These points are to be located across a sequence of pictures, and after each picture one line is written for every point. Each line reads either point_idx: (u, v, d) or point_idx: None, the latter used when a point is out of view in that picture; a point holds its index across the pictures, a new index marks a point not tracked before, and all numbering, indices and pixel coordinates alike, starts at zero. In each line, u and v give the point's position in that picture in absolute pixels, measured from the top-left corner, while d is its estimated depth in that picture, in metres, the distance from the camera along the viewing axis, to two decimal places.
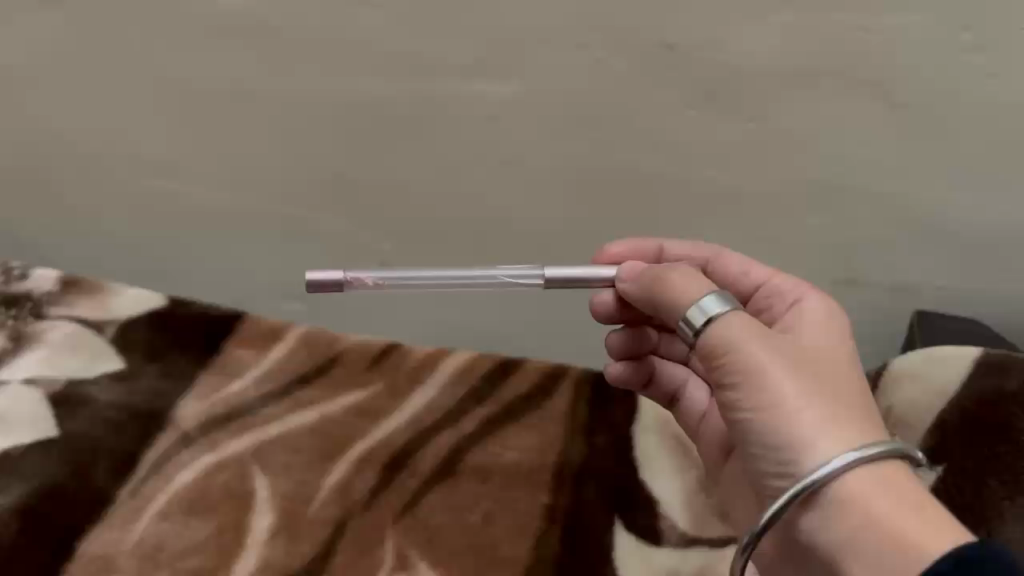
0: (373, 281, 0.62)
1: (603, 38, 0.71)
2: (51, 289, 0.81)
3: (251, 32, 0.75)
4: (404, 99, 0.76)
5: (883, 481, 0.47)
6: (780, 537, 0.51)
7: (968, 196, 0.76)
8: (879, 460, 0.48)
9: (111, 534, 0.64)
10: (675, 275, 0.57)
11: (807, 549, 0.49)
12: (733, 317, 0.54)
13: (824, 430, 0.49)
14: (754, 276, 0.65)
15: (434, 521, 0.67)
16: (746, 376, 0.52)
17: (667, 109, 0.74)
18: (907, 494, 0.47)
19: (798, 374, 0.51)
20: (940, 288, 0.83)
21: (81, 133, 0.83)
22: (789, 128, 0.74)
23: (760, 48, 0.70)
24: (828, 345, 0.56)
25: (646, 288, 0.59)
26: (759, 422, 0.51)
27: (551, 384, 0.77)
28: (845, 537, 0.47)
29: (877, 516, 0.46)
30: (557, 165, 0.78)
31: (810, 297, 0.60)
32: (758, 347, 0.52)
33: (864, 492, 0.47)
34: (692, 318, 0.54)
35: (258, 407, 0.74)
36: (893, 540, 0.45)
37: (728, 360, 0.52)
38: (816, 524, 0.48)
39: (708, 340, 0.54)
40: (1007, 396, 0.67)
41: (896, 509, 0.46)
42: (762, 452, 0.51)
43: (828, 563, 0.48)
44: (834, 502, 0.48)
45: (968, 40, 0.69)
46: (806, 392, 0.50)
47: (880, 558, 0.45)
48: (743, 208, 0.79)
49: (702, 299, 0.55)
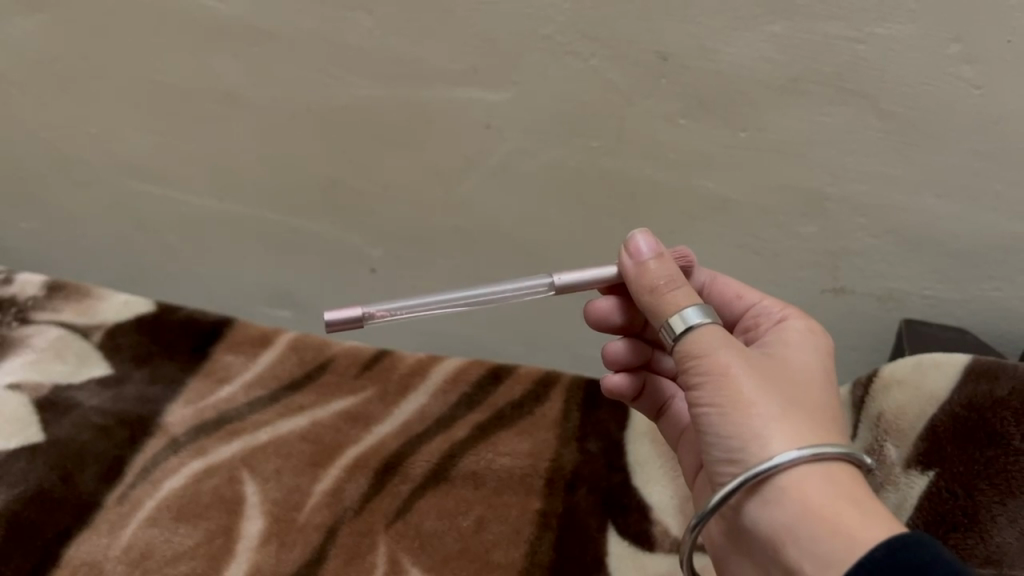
0: (391, 312, 0.55)
1: (591, 44, 0.64)
2: (34, 294, 0.80)
3: (231, 36, 0.70)
4: (393, 105, 0.71)
5: (827, 473, 0.42)
6: (729, 524, 0.46)
7: (962, 207, 0.66)
8: (825, 456, 0.42)
9: (99, 540, 0.62)
10: (664, 279, 0.50)
11: (751, 538, 0.44)
12: (711, 328, 0.48)
13: (778, 431, 0.44)
14: (745, 300, 0.58)
15: (425, 527, 0.64)
16: (712, 379, 0.46)
17: (656, 116, 0.66)
18: (852, 487, 0.42)
19: (763, 384, 0.46)
20: (927, 296, 0.73)
21: (66, 137, 0.82)
22: (778, 137, 0.66)
23: (751, 54, 0.61)
24: (802, 362, 0.50)
25: (635, 285, 0.51)
26: (716, 423, 0.45)
27: (542, 390, 0.74)
28: (786, 526, 0.42)
29: (815, 505, 0.41)
30: (545, 173, 0.72)
31: (800, 318, 0.54)
32: (729, 353, 0.46)
33: (809, 483, 0.42)
34: (672, 326, 0.48)
35: (244, 414, 0.72)
36: (829, 529, 0.40)
37: (698, 364, 0.47)
38: (759, 511, 0.43)
39: (684, 348, 0.48)
40: (996, 402, 0.59)
41: (838, 499, 0.41)
42: (713, 449, 0.46)
43: (770, 553, 0.43)
44: (780, 492, 0.42)
45: (957, 53, 0.58)
46: (768, 398, 0.45)
47: (815, 547, 0.40)
48: (738, 216, 0.71)
49: (685, 308, 0.48)
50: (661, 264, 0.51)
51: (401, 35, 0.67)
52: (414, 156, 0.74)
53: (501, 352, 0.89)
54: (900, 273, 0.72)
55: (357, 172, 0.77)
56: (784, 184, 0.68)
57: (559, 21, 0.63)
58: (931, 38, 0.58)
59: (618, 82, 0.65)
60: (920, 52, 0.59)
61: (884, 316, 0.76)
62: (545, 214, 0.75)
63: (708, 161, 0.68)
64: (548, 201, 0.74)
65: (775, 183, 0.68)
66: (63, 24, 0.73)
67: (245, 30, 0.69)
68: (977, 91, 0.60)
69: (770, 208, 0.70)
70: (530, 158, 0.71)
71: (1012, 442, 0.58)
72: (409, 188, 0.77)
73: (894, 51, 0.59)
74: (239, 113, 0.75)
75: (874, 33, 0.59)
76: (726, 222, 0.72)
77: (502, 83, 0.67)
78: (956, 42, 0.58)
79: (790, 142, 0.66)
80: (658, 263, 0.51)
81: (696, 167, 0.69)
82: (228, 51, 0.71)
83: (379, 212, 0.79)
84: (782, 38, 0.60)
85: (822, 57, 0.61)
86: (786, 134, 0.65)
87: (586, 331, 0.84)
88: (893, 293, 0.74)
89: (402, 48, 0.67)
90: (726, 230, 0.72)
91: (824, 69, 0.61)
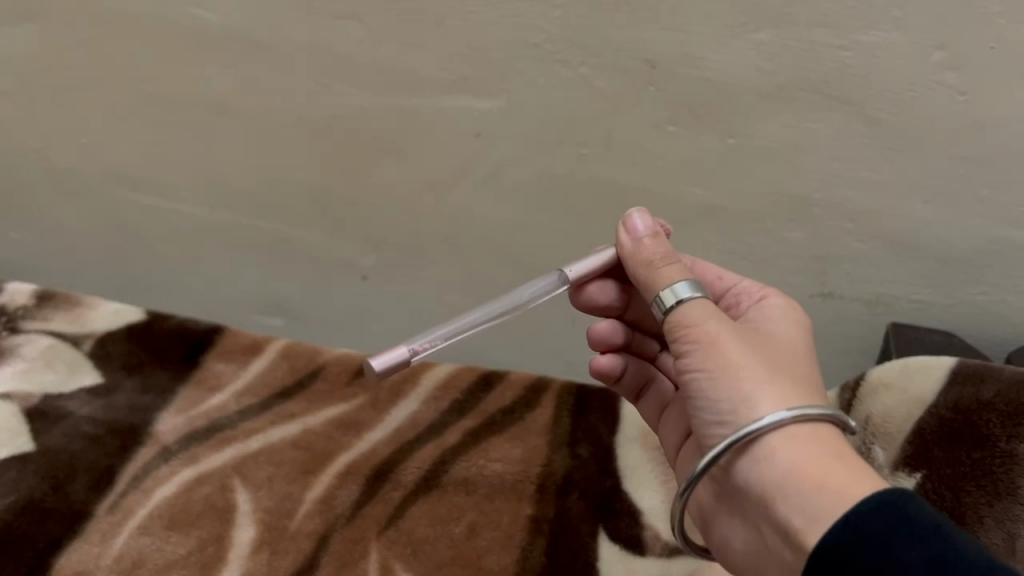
0: (438, 346, 0.55)
1: (580, 52, 0.64)
2: (24, 304, 0.80)
3: (222, 46, 0.70)
4: (384, 114, 0.71)
5: (815, 433, 0.44)
6: (720, 486, 0.48)
7: (948, 212, 0.67)
8: (812, 416, 0.44)
9: (90, 550, 0.62)
10: (659, 255, 0.53)
11: (741, 497, 0.46)
12: (701, 302, 0.49)
13: (765, 393, 0.46)
14: (728, 280, 0.58)
15: (418, 533, 0.64)
16: (702, 347, 0.48)
17: (645, 123, 0.67)
18: (837, 447, 0.44)
19: (750, 350, 0.48)
20: (914, 300, 0.74)
21: (56, 146, 0.82)
22: (765, 145, 0.66)
23: (738, 62, 0.62)
24: (786, 334, 0.52)
25: (631, 260, 0.54)
26: (706, 388, 0.47)
27: (533, 396, 0.74)
28: (777, 482, 0.43)
29: (802, 463, 0.43)
30: (535, 181, 0.73)
31: (781, 296, 0.56)
32: (719, 324, 0.48)
33: (796, 444, 0.44)
34: (663, 300, 0.50)
35: (235, 423, 0.72)
36: (815, 486, 0.41)
37: (687, 334, 0.48)
38: (749, 470, 0.45)
39: (675, 319, 0.49)
40: (983, 405, 0.60)
41: (825, 457, 0.43)
42: (703, 413, 0.48)
43: (762, 511, 0.44)
44: (769, 451, 0.44)
45: (941, 60, 0.59)
46: (755, 364, 0.47)
47: (804, 501, 0.41)
48: (727, 222, 0.72)
49: (677, 282, 0.50)
50: (654, 243, 0.54)
51: (391, 43, 0.67)
52: (404, 164, 0.74)
53: (493, 359, 0.89)
54: (887, 278, 0.73)
55: (347, 181, 0.77)
56: (773, 190, 0.69)
57: (548, 29, 0.64)
58: (915, 45, 0.59)
59: (607, 90, 0.66)
60: (904, 59, 0.60)
61: (873, 321, 0.76)
62: (534, 221, 0.76)
63: (697, 169, 0.69)
64: (538, 208, 0.75)
65: (763, 190, 0.69)
66: (52, 33, 0.73)
67: (235, 39, 0.70)
68: (961, 98, 0.61)
69: (759, 214, 0.71)
70: (520, 165, 0.72)
71: (998, 446, 0.59)
72: (400, 196, 0.77)
73: (879, 59, 0.60)
74: (230, 121, 0.75)
75: (860, 40, 0.60)
76: (715, 229, 0.73)
77: (491, 91, 0.68)
78: (940, 49, 0.59)
79: (777, 149, 0.66)
80: (653, 242, 0.54)
81: (686, 175, 0.69)
82: (219, 59, 0.71)
83: (370, 219, 0.79)
84: (768, 46, 0.61)
85: (809, 64, 0.61)
86: (773, 141, 0.66)
87: (577, 337, 0.84)
88: (880, 298, 0.74)
89: (392, 57, 0.68)
90: (715, 237, 0.73)
91: (811, 75, 0.62)
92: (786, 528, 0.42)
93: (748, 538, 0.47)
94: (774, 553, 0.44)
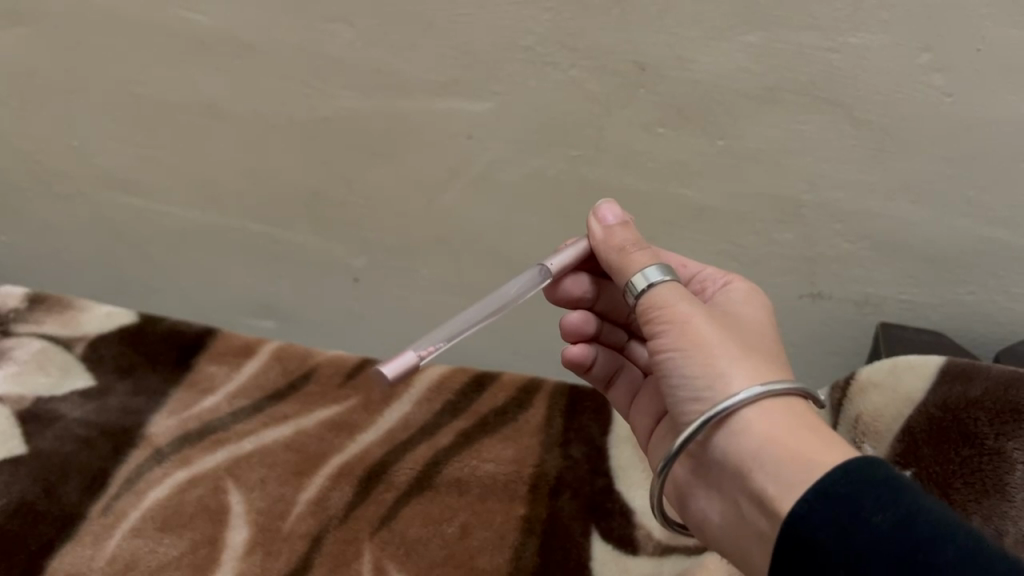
0: (444, 349, 0.54)
1: (570, 55, 0.65)
2: (16, 307, 0.80)
3: (214, 49, 0.70)
4: (376, 116, 0.71)
5: (787, 407, 0.45)
6: (698, 461, 0.49)
7: (935, 213, 0.68)
8: (783, 391, 0.46)
9: (83, 552, 0.62)
10: (628, 242, 0.54)
11: (718, 470, 0.47)
12: (671, 286, 0.51)
13: (738, 370, 0.47)
14: (690, 269, 0.60)
15: (410, 534, 0.64)
16: (675, 328, 0.49)
17: (635, 126, 0.67)
18: (808, 419, 0.45)
19: (720, 330, 0.49)
20: (902, 300, 0.74)
21: (48, 149, 0.82)
22: (755, 146, 0.67)
23: (728, 64, 0.63)
24: (752, 317, 0.53)
25: (601, 249, 0.55)
26: (680, 367, 0.48)
27: (525, 398, 0.74)
28: (753, 454, 0.44)
29: (776, 434, 0.44)
30: (527, 183, 0.73)
31: (743, 281, 0.57)
32: (689, 305, 0.50)
33: (770, 416, 0.45)
34: (633, 285, 0.51)
35: (228, 424, 0.72)
36: (790, 454, 0.42)
37: (659, 316, 0.50)
38: (727, 444, 0.46)
39: (648, 302, 0.50)
40: (970, 403, 0.61)
41: (797, 428, 0.44)
42: (678, 392, 0.49)
43: (739, 483, 0.45)
44: (744, 424, 0.45)
45: (928, 61, 0.60)
46: (727, 343, 0.48)
47: (778, 469, 0.42)
48: (717, 223, 0.72)
49: (647, 267, 0.51)
50: (624, 230, 0.55)
51: (383, 46, 0.67)
52: (397, 166, 0.75)
53: (484, 360, 0.89)
54: (875, 278, 0.73)
55: (339, 183, 0.77)
56: (762, 192, 0.69)
57: (539, 32, 0.64)
58: (902, 47, 0.60)
59: (597, 92, 0.66)
60: (892, 61, 0.60)
61: (861, 321, 0.77)
62: (525, 224, 0.76)
63: (687, 170, 0.69)
64: (530, 210, 0.75)
65: (753, 191, 0.69)
66: (44, 36, 0.73)
67: (227, 42, 0.70)
68: (948, 99, 0.61)
69: (749, 215, 0.71)
70: (511, 167, 0.72)
71: (987, 442, 0.59)
72: (392, 198, 0.77)
73: (867, 60, 0.61)
74: (221, 124, 0.76)
75: (847, 43, 0.60)
76: (706, 230, 0.73)
77: (482, 93, 0.68)
78: (926, 51, 0.59)
79: (766, 150, 0.67)
80: (622, 230, 0.55)
81: (677, 176, 0.70)
82: (211, 62, 0.71)
83: (362, 221, 0.79)
84: (756, 48, 0.61)
85: (797, 66, 0.62)
86: (762, 142, 0.66)
87: None
88: (869, 298, 0.75)
89: (384, 59, 0.68)
90: (705, 237, 0.73)
91: (799, 76, 0.62)
92: (761, 497, 0.43)
93: (726, 511, 0.48)
94: (751, 522, 0.45)
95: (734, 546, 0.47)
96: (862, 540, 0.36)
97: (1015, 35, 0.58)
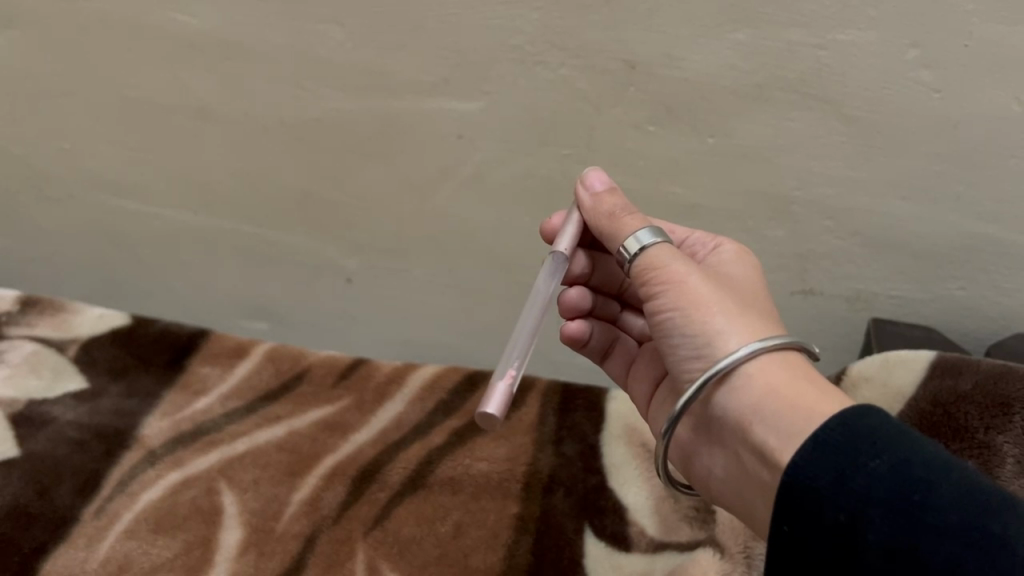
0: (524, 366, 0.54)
1: (560, 55, 0.65)
2: (9, 309, 0.79)
3: (205, 51, 0.71)
4: (367, 117, 0.72)
5: (785, 362, 0.46)
6: (700, 420, 0.50)
7: (924, 209, 0.68)
8: (782, 346, 0.46)
9: (75, 555, 0.61)
10: (619, 208, 0.54)
11: (720, 426, 0.47)
12: (663, 247, 0.51)
13: (735, 330, 0.47)
14: (679, 234, 0.60)
15: (402, 534, 0.64)
16: (672, 289, 0.49)
17: (625, 125, 0.68)
18: (805, 371, 0.45)
19: (714, 290, 0.49)
20: (894, 296, 0.74)
21: (39, 151, 0.82)
22: (745, 144, 0.67)
23: (717, 62, 0.63)
24: (744, 283, 0.54)
25: (593, 214, 0.54)
26: (680, 327, 0.49)
27: (518, 397, 0.75)
28: (752, 409, 0.45)
29: (775, 387, 0.44)
30: (518, 183, 0.73)
31: (732, 244, 0.58)
32: (684, 265, 0.50)
33: (768, 371, 0.45)
34: (627, 248, 0.51)
35: (222, 426, 0.72)
36: (788, 406, 0.43)
37: (655, 277, 0.50)
38: (727, 401, 0.46)
39: (642, 265, 0.51)
40: (960, 397, 0.61)
41: (795, 380, 0.44)
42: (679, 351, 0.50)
43: (740, 438, 0.46)
44: (743, 380, 0.46)
45: (916, 58, 0.60)
46: (722, 303, 0.49)
47: (777, 421, 0.43)
48: (708, 222, 0.72)
49: (639, 230, 0.51)
50: (611, 197, 0.54)
51: (373, 46, 0.67)
52: (389, 166, 0.75)
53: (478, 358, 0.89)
54: (866, 275, 0.73)
55: (331, 185, 0.77)
56: (752, 189, 0.70)
57: (528, 31, 0.64)
58: (890, 44, 0.60)
59: (587, 91, 0.66)
60: (879, 57, 0.61)
61: (853, 317, 0.77)
62: (517, 223, 0.76)
63: (677, 169, 0.69)
64: (521, 210, 0.75)
65: (744, 189, 0.70)
66: (34, 39, 0.73)
67: (218, 43, 0.70)
68: (936, 95, 0.62)
69: (741, 214, 0.71)
70: (502, 166, 0.72)
71: (976, 436, 0.60)
72: (384, 198, 0.77)
73: (854, 58, 0.61)
74: (214, 125, 0.76)
75: (836, 40, 0.60)
76: (696, 228, 0.73)
77: (472, 93, 0.68)
78: (914, 47, 0.60)
79: (755, 149, 0.67)
80: (611, 196, 0.55)
81: (667, 174, 0.70)
82: (202, 63, 0.71)
83: (353, 222, 0.79)
84: (745, 46, 0.62)
85: (786, 63, 0.62)
86: (751, 140, 0.66)
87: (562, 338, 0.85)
88: (860, 294, 0.75)
89: (374, 59, 0.68)
90: None
91: (788, 74, 0.62)
92: (762, 451, 0.44)
93: (728, 465, 0.48)
94: (754, 476, 0.45)
95: (739, 500, 0.48)
96: (862, 486, 0.36)
97: (1001, 32, 0.58)
